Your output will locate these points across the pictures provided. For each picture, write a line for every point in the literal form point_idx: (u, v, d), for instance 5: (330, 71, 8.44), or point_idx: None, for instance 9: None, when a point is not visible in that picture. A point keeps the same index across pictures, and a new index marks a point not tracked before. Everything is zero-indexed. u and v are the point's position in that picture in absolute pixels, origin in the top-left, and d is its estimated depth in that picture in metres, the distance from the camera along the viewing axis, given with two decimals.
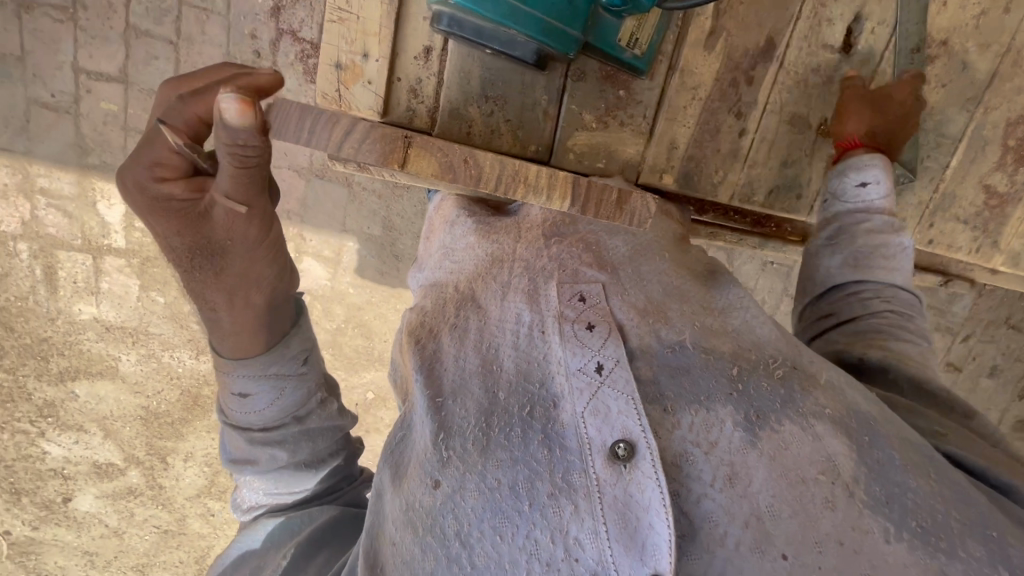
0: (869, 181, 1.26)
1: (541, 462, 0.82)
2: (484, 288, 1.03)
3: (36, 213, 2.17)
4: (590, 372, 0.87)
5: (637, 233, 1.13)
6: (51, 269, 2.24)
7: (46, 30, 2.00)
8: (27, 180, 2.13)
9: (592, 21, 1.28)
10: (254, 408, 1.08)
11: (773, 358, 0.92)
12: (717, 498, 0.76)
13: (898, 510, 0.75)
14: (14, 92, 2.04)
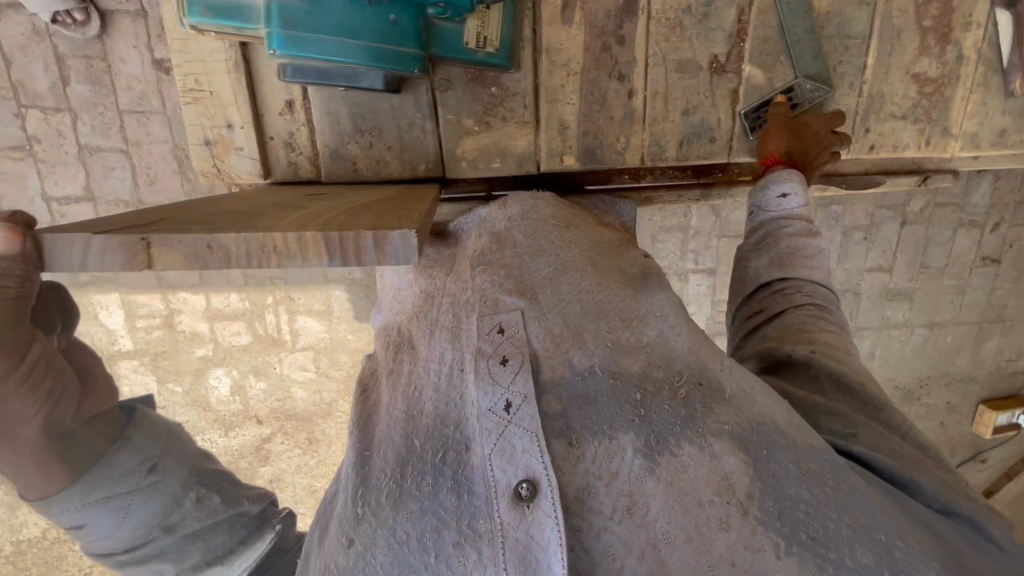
0: (788, 192, 1.39)
1: (449, 510, 0.87)
2: (419, 331, 1.10)
3: None
4: (499, 411, 0.89)
5: (563, 250, 1.11)
6: None
7: (10, 170, 2.20)
8: None
9: (430, 34, 1.45)
10: (102, 535, 1.24)
11: (680, 375, 0.93)
12: (618, 530, 0.81)
13: (790, 523, 0.82)
14: None
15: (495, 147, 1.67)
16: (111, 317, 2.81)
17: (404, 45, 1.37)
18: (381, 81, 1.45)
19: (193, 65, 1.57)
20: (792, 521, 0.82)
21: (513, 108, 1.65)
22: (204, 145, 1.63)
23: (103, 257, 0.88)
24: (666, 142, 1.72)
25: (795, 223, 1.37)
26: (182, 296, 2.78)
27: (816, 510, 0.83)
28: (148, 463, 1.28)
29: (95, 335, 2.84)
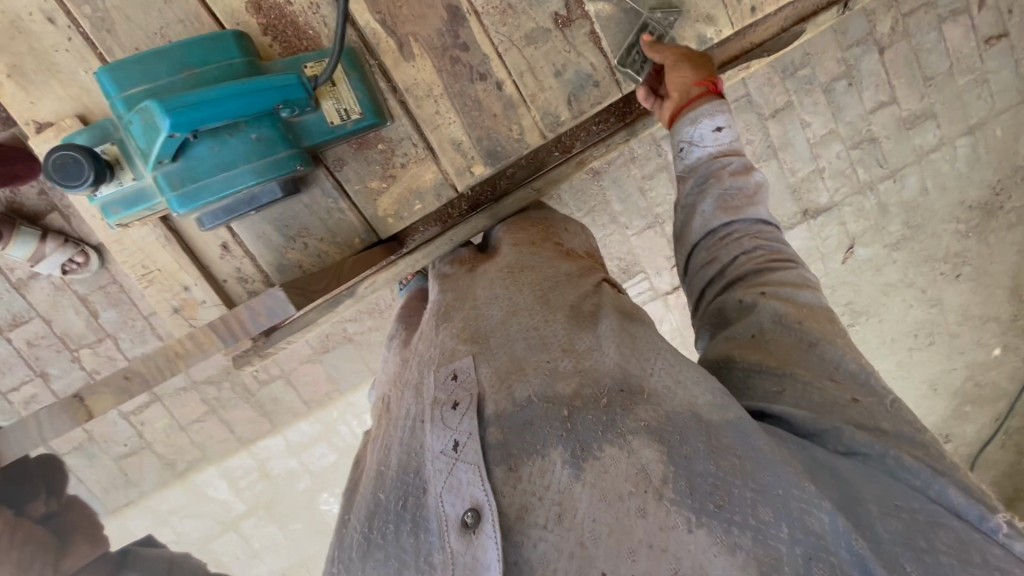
0: (719, 125, 1.49)
1: (409, 550, 0.98)
2: (396, 395, 1.31)
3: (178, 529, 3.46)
4: (450, 451, 1.02)
5: (514, 296, 1.30)
6: (219, 560, 3.60)
7: None
8: (156, 512, 3.38)
9: (296, 131, 1.72)
10: None
11: (607, 386, 1.03)
12: (550, 537, 0.90)
13: (703, 496, 0.90)
14: (108, 464, 3.24)
15: (409, 191, 1.90)
16: (217, 491, 3.38)
17: (277, 152, 1.66)
18: (279, 189, 1.73)
19: (134, 256, 1.94)
20: (705, 492, 0.90)
21: (405, 153, 1.88)
22: (174, 312, 1.98)
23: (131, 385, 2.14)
24: (558, 109, 1.88)
25: (728, 161, 1.46)
26: (260, 445, 3.27)
27: (722, 477, 0.91)
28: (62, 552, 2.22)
29: (212, 509, 3.45)
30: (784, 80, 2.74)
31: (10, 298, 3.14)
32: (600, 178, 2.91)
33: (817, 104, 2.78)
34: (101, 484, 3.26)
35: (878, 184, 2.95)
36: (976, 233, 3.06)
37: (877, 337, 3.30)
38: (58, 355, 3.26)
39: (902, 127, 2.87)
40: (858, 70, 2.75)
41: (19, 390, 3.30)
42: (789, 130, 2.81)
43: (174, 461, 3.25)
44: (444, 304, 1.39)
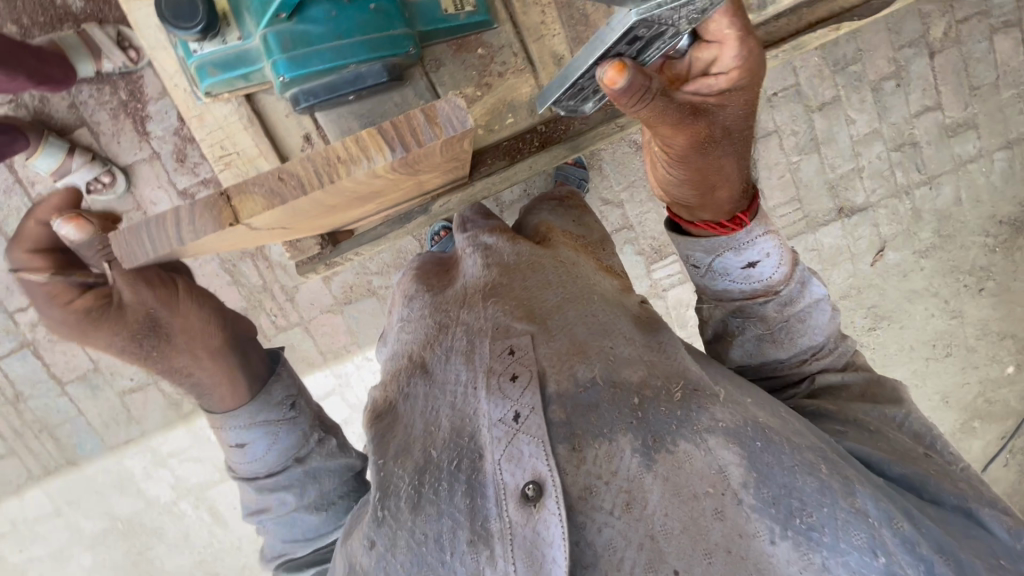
0: (756, 259, 1.46)
1: (462, 511, 0.98)
2: (431, 355, 1.24)
3: (175, 470, 3.67)
4: (509, 421, 1.00)
5: (568, 287, 1.25)
6: (213, 507, 3.79)
7: None
8: (153, 450, 3.61)
9: (411, 13, 1.70)
10: (252, 455, 1.69)
11: (679, 382, 1.04)
12: (616, 524, 0.91)
13: (787, 511, 0.91)
14: (112, 396, 3.50)
15: (504, 101, 1.88)
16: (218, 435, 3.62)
17: (392, 29, 1.62)
18: (384, 72, 1.62)
19: (214, 136, 1.79)
20: (788, 509, 0.91)
21: (504, 60, 1.86)
22: None
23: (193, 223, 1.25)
24: None
25: (773, 300, 1.47)
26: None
27: (810, 497, 0.92)
28: (289, 398, 1.77)
29: (212, 457, 3.64)
30: (834, 75, 3.08)
31: (28, 213, 3.25)
32: (642, 154, 3.23)
33: (863, 102, 3.11)
34: (103, 419, 3.54)
35: (914, 189, 3.23)
36: (1006, 249, 3.33)
37: (897, 345, 3.52)
38: None
39: (944, 134, 3.17)
40: (906, 71, 3.08)
41: (27, 311, 3.38)
42: (834, 125, 3.13)
43: (178, 401, 3.53)
44: (490, 280, 1.30)
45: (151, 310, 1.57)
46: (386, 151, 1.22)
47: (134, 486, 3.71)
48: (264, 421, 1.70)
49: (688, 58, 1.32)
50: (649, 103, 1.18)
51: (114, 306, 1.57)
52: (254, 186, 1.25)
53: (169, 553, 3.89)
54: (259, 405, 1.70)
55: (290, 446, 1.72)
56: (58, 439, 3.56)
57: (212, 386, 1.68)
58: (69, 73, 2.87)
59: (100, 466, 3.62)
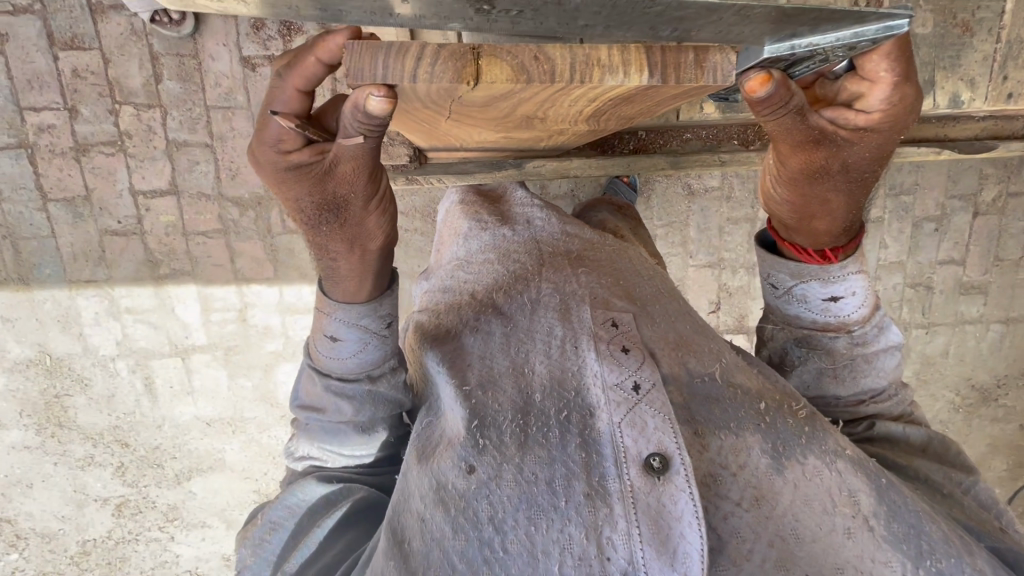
0: (841, 295, 1.44)
1: (577, 462, 1.07)
2: (506, 300, 1.35)
3: (127, 329, 3.47)
4: (628, 390, 1.11)
5: (658, 282, 1.47)
6: (150, 380, 3.57)
7: (147, 165, 3.25)
8: (114, 301, 3.41)
9: None
10: (338, 354, 1.35)
11: (797, 402, 1.24)
12: (744, 515, 1.04)
13: (915, 550, 1.06)
14: (92, 229, 3.32)
15: None
16: (186, 309, 3.46)
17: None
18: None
19: None
20: (917, 549, 1.06)
21: None
22: None
23: (431, 67, 0.84)
24: None
25: (843, 336, 1.48)
26: (252, 289, 3.47)
27: (938, 545, 1.07)
28: (387, 318, 1.35)
29: (171, 329, 3.49)
30: (887, 198, 3.27)
31: (81, 17, 3.03)
32: (691, 201, 3.26)
33: (901, 232, 3.32)
34: (74, 250, 3.34)
35: (913, 328, 3.49)
36: (969, 411, 3.67)
37: None
38: (98, 100, 3.15)
39: (959, 290, 3.44)
40: (948, 221, 3.32)
41: (40, 113, 3.15)
42: (869, 242, 3.34)
43: (160, 261, 3.37)
44: (575, 251, 1.49)
45: (356, 184, 1.04)
46: (647, 77, 0.89)
47: (76, 329, 3.46)
48: (363, 326, 1.32)
49: (839, 85, 1.14)
50: (781, 117, 1.08)
51: (326, 171, 1.01)
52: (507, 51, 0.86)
53: (76, 411, 3.60)
54: (368, 309, 1.31)
55: (373, 360, 1.37)
56: (19, 252, 3.33)
57: (338, 276, 1.25)
58: None
59: (51, 295, 3.38)
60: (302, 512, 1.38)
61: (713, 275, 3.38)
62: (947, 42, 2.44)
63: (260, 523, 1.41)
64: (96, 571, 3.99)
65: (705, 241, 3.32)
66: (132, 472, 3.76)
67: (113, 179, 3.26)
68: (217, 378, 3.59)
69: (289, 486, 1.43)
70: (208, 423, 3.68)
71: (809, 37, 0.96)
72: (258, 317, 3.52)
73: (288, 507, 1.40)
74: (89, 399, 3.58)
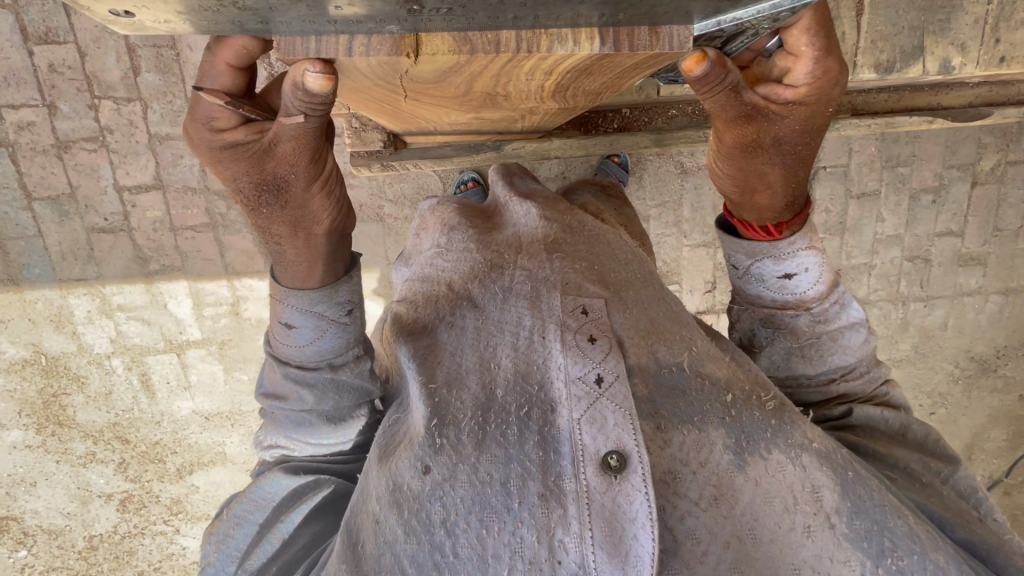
0: (795, 271, 1.41)
1: (534, 461, 1.04)
2: (479, 290, 1.32)
3: (120, 326, 3.45)
4: (591, 382, 1.08)
5: (641, 266, 1.43)
6: (146, 377, 3.57)
7: (129, 160, 3.20)
8: (104, 298, 3.39)
9: None
10: (296, 341, 1.32)
11: (767, 392, 1.21)
12: (702, 515, 1.01)
13: (878, 547, 1.04)
14: (78, 227, 3.29)
15: None
16: (178, 305, 3.44)
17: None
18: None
19: None
20: (880, 546, 1.04)
21: None
22: None
23: (367, 46, 0.81)
24: None
25: (804, 313, 1.45)
26: (243, 281, 3.43)
27: (901, 541, 1.05)
28: (348, 305, 1.33)
29: (164, 324, 3.47)
30: (882, 170, 3.21)
31: (54, 10, 2.96)
32: (683, 178, 3.20)
33: (899, 204, 3.27)
34: (62, 249, 3.31)
35: (909, 301, 3.45)
36: (967, 381, 3.64)
37: None
38: (77, 95, 3.09)
39: (957, 261, 3.40)
40: (946, 191, 3.26)
41: (18, 110, 3.10)
42: (865, 216, 3.28)
43: (149, 257, 3.34)
44: (552, 236, 1.41)
45: (296, 166, 1.01)
46: (598, 45, 0.85)
47: (70, 328, 3.45)
48: (319, 312, 1.30)
49: (772, 61, 1.08)
50: (716, 95, 1.03)
51: (264, 152, 0.97)
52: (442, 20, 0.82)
53: (77, 410, 3.61)
54: (322, 296, 1.29)
55: (333, 349, 1.35)
56: (7, 253, 3.30)
57: (286, 262, 1.22)
58: None
59: (42, 295, 3.37)
60: (268, 507, 1.36)
61: (707, 254, 3.33)
62: (939, 5, 2.36)
63: (226, 518, 1.40)
64: (103, 566, 4.01)
65: (699, 219, 3.27)
66: (134, 468, 3.78)
67: (96, 175, 3.21)
68: (213, 371, 3.58)
69: (257, 479, 1.42)
70: (207, 418, 3.69)
71: (734, 13, 0.89)
72: (249, 310, 3.49)
73: (254, 501, 1.38)
74: (87, 398, 3.59)
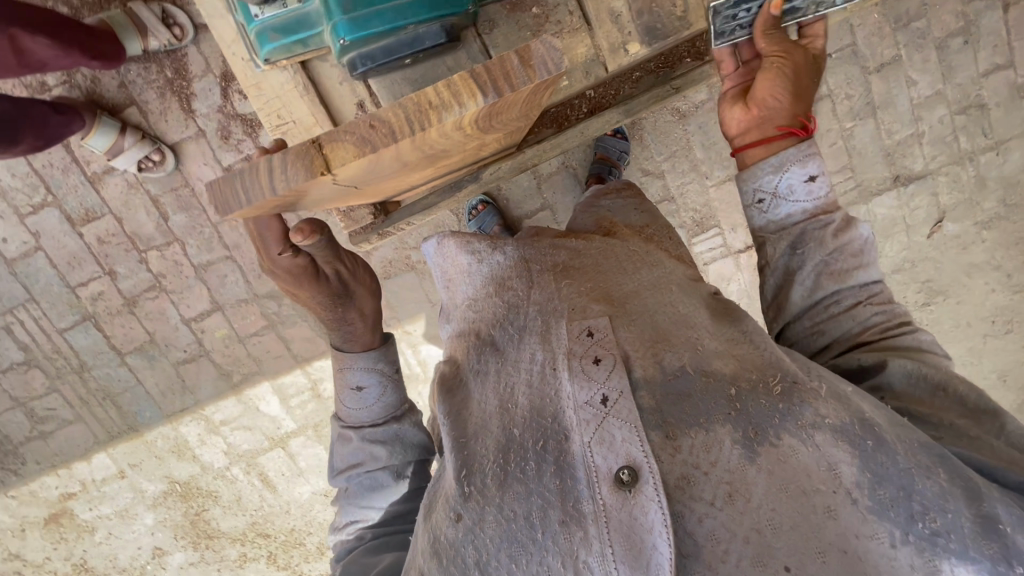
0: (815, 175, 1.52)
1: (553, 492, 1.12)
2: (499, 333, 1.38)
3: (227, 439, 3.82)
4: (597, 404, 1.13)
5: (649, 275, 1.43)
6: (264, 476, 3.91)
7: (186, 295, 3.55)
8: (207, 419, 3.77)
9: None
10: (366, 402, 1.76)
11: (774, 374, 1.18)
12: (719, 514, 1.02)
13: (906, 515, 1.02)
14: (167, 366, 3.68)
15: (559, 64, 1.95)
16: (269, 406, 3.75)
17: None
18: (442, 33, 1.66)
19: (271, 104, 1.88)
20: (908, 512, 1.02)
21: (559, 19, 1.92)
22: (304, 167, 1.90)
23: (288, 173, 1.11)
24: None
25: (828, 224, 1.49)
26: (315, 365, 3.67)
27: (931, 502, 1.03)
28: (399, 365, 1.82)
29: (263, 425, 3.79)
30: (895, 33, 2.98)
31: (85, 192, 3.36)
32: (685, 123, 3.11)
33: (926, 62, 3.01)
34: (160, 388, 3.72)
35: (978, 155, 3.14)
36: None
37: (952, 321, 3.44)
38: (127, 256, 3.48)
39: (1016, 94, 3.05)
40: (976, 27, 2.96)
41: (88, 286, 3.52)
42: (892, 88, 3.05)
43: (232, 371, 3.68)
44: (559, 262, 1.45)
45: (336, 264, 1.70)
46: (479, 98, 1.05)
47: (190, 453, 3.85)
48: (379, 371, 1.79)
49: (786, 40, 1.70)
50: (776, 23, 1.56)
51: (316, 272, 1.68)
52: (345, 134, 1.09)
53: (220, 518, 4.02)
54: (379, 354, 1.81)
55: (393, 403, 1.78)
56: (120, 406, 3.75)
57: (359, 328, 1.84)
58: (119, 50, 3.01)
59: (159, 433, 3.79)
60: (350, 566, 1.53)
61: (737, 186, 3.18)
62: None
63: None
64: None
65: (715, 156, 3.14)
66: (282, 557, 4.13)
67: (165, 317, 3.59)
68: (317, 452, 3.86)
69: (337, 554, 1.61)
70: (325, 495, 3.97)
71: None
72: (327, 390, 3.72)
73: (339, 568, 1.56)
74: (223, 507, 3.98)
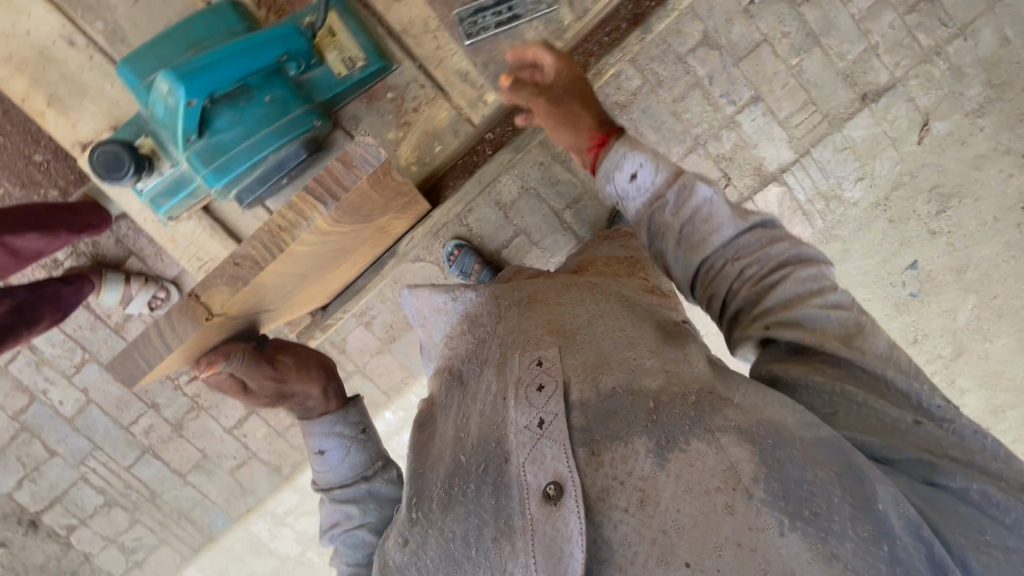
0: (636, 168, 1.69)
1: (489, 511, 1.19)
2: (466, 368, 1.48)
3: (294, 526, 4.04)
4: (535, 426, 1.20)
5: (604, 304, 1.46)
6: None
7: (221, 407, 3.80)
8: (271, 514, 3.99)
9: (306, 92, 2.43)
10: (332, 466, 2.02)
11: (693, 386, 1.22)
12: (631, 520, 1.07)
13: (795, 502, 1.05)
14: (224, 475, 3.93)
15: (425, 135, 2.82)
16: None
17: (292, 119, 2.28)
18: (298, 150, 2.32)
19: (189, 246, 2.67)
20: (798, 499, 1.06)
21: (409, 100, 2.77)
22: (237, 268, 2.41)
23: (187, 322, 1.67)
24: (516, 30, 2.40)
25: (665, 203, 1.65)
26: None
27: (817, 488, 1.07)
28: (361, 427, 2.10)
29: None
30: None
31: (112, 340, 3.65)
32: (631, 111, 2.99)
33: None
34: (223, 497, 3.98)
35: (946, 46, 2.97)
36: None
37: (976, 220, 3.22)
38: (163, 386, 3.75)
39: None
40: None
41: (138, 422, 3.80)
42: (829, 11, 2.92)
43: (280, 465, 3.91)
44: (528, 296, 1.51)
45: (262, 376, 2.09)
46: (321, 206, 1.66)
47: (267, 548, 4.10)
48: (340, 436, 2.05)
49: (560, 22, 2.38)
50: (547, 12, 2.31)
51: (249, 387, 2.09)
52: (216, 279, 1.66)
53: None
54: (338, 418, 2.08)
55: (359, 462, 2.03)
56: (195, 521, 4.04)
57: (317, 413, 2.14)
58: (104, 216, 3.24)
59: (235, 537, 4.06)
60: None
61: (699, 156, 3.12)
62: None
63: None
64: None
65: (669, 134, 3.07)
66: None
67: (210, 432, 3.85)
68: None
69: None
70: None
71: None
72: None
73: None
74: None
